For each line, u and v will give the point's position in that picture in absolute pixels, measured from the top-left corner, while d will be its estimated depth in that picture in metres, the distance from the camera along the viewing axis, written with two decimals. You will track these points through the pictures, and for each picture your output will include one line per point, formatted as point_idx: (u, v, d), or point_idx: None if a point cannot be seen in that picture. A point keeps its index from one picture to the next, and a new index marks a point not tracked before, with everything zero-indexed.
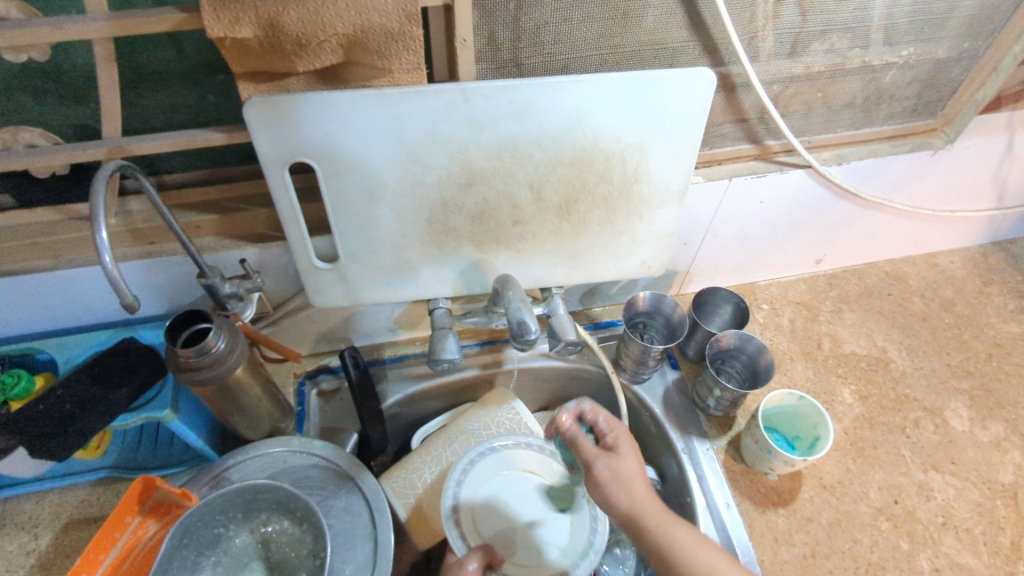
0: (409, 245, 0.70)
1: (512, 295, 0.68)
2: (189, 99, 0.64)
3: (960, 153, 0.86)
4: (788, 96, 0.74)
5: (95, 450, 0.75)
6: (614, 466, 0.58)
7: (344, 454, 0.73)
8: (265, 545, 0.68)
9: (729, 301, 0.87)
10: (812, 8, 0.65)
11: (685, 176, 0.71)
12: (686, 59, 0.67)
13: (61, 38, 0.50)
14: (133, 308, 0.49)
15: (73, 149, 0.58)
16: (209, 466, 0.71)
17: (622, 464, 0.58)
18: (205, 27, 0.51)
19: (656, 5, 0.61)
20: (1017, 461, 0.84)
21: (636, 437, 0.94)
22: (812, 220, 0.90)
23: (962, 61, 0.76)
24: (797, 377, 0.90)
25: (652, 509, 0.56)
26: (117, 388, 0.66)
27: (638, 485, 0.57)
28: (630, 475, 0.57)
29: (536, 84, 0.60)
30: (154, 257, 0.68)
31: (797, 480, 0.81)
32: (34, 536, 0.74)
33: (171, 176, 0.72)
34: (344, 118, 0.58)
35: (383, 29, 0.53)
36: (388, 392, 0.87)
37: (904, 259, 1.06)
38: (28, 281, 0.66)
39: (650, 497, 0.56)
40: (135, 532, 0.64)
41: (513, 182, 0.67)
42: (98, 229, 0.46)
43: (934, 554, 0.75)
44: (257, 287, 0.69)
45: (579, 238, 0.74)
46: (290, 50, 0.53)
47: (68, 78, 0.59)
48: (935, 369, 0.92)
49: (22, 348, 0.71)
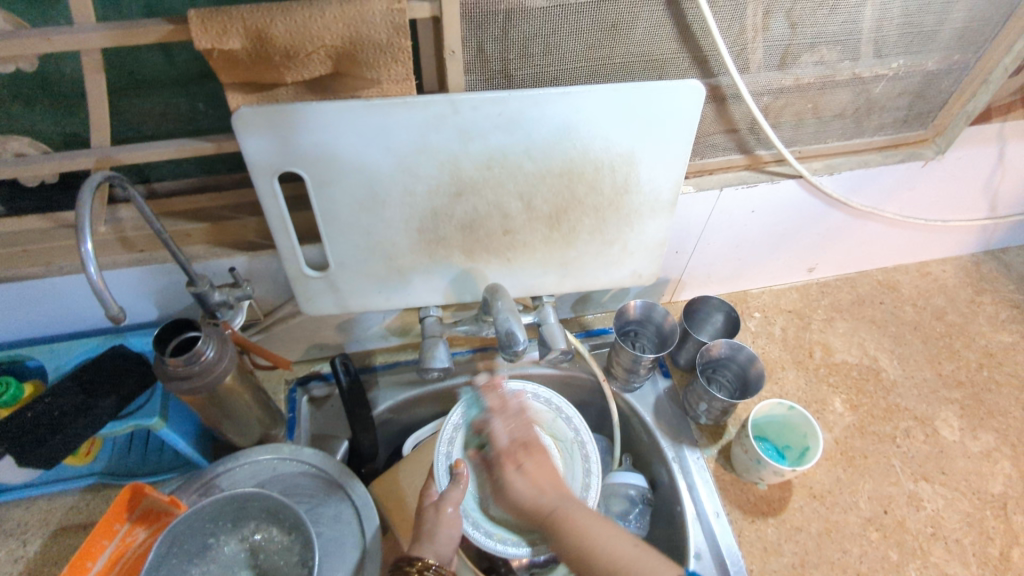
0: (400, 253, 0.70)
1: (501, 304, 0.68)
2: (179, 108, 0.64)
3: (951, 164, 0.86)
4: (778, 107, 0.74)
5: (85, 456, 0.75)
6: (526, 462, 0.65)
7: (334, 461, 0.73)
8: (254, 553, 0.68)
9: (720, 310, 0.87)
10: (800, 20, 0.65)
11: (675, 187, 0.71)
12: (676, 71, 0.67)
13: (49, 49, 0.50)
14: (119, 319, 0.49)
15: (62, 158, 0.58)
16: (198, 473, 0.71)
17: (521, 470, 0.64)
18: (193, 39, 0.51)
19: (646, 17, 0.61)
20: (1007, 471, 0.84)
21: (628, 445, 0.94)
22: (804, 229, 0.90)
23: (952, 73, 0.76)
24: (788, 387, 0.90)
25: (556, 504, 0.60)
26: (105, 396, 0.66)
27: (548, 475, 0.64)
28: (542, 471, 0.64)
29: (525, 95, 0.60)
30: (144, 264, 0.67)
31: (787, 489, 0.81)
32: (23, 542, 0.74)
33: (161, 184, 0.72)
34: (333, 129, 0.58)
35: (371, 41, 0.53)
36: (379, 399, 0.87)
37: (896, 267, 1.06)
38: (18, 288, 0.66)
39: (552, 489, 0.62)
40: (123, 539, 0.64)
41: (503, 192, 0.67)
42: (82, 240, 0.46)
43: (923, 564, 0.75)
44: (247, 295, 0.69)
45: (570, 247, 0.74)
46: (278, 62, 0.53)
47: (57, 86, 0.59)
48: (926, 379, 0.93)
49: (11, 354, 0.71)
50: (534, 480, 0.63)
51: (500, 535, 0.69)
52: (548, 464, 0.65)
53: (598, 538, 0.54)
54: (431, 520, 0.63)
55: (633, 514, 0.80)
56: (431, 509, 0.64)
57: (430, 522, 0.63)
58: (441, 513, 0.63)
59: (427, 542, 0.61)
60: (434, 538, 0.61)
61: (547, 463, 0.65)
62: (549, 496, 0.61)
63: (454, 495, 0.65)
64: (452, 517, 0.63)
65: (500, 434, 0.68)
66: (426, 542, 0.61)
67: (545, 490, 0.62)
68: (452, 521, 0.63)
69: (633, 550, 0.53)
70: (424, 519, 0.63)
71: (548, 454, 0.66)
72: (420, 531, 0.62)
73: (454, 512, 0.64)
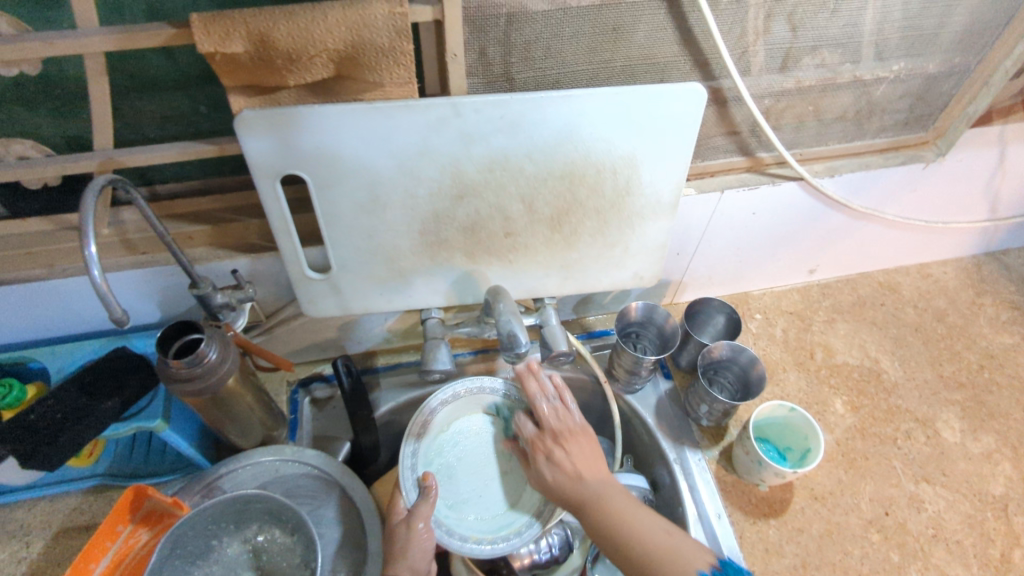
0: (401, 255, 0.70)
1: (503, 306, 0.68)
2: (182, 111, 0.65)
3: (952, 166, 0.86)
4: (780, 110, 0.74)
5: (87, 457, 0.75)
6: (562, 449, 0.67)
7: (336, 463, 0.73)
8: (256, 555, 0.68)
9: (722, 311, 0.87)
10: (802, 23, 0.65)
11: (676, 189, 0.71)
12: (678, 74, 0.67)
13: (52, 52, 0.50)
14: (122, 322, 0.49)
15: (65, 161, 0.58)
16: (201, 475, 0.71)
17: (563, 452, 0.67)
18: (196, 43, 0.51)
19: (648, 21, 0.61)
20: (1009, 473, 0.84)
21: (630, 446, 0.94)
22: (805, 231, 0.90)
23: (953, 75, 0.76)
24: (789, 388, 0.91)
25: (599, 491, 0.63)
26: (108, 399, 0.66)
27: (586, 459, 0.66)
28: (581, 455, 0.67)
29: (527, 98, 0.60)
30: (146, 266, 0.68)
31: (788, 491, 0.81)
32: (25, 544, 0.74)
33: (164, 186, 0.73)
34: (334, 132, 0.58)
35: (373, 44, 0.53)
36: (380, 400, 0.87)
37: (897, 269, 1.06)
38: (22, 290, 0.66)
39: (591, 471, 0.65)
40: (126, 541, 0.64)
41: (504, 194, 0.67)
42: (86, 244, 0.46)
43: (924, 566, 0.76)
44: (248, 298, 0.70)
45: (571, 249, 0.74)
46: (281, 65, 0.53)
47: (60, 90, 0.60)
48: (927, 380, 0.93)
49: (14, 356, 0.71)
50: (574, 463, 0.66)
51: (475, 538, 0.70)
52: (586, 447, 0.67)
53: (641, 524, 0.60)
54: (402, 537, 0.64)
55: None
56: (402, 525, 0.65)
57: (400, 540, 0.64)
58: (413, 528, 0.64)
59: (399, 561, 0.62)
60: (407, 553, 0.63)
61: (586, 444, 0.68)
62: (587, 484, 0.64)
63: (425, 509, 0.66)
64: (423, 533, 0.64)
65: (529, 422, 0.72)
66: (398, 560, 0.62)
67: (582, 477, 0.65)
68: (425, 534, 0.65)
69: (667, 537, 0.60)
70: (395, 537, 0.65)
71: (587, 438, 0.68)
72: (392, 549, 0.64)
73: (426, 525, 0.65)
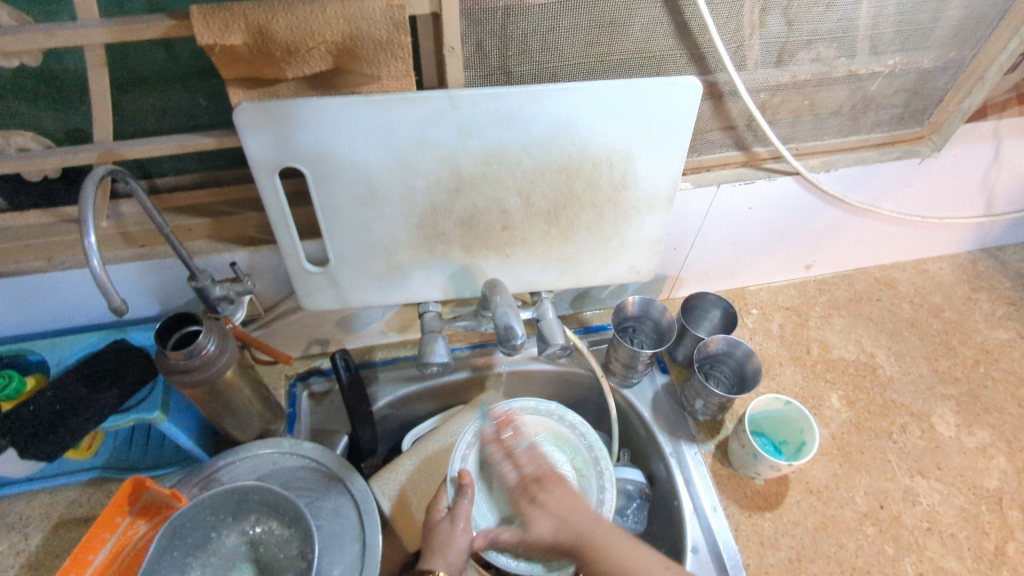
0: (399, 248, 0.71)
1: (499, 299, 0.68)
2: (180, 104, 0.65)
3: (947, 161, 0.87)
4: (775, 104, 0.74)
5: (86, 451, 0.75)
6: (545, 493, 0.66)
7: (335, 456, 0.74)
8: (254, 546, 0.69)
9: (718, 305, 0.88)
10: (797, 17, 0.65)
11: (673, 183, 0.71)
12: (674, 67, 0.68)
13: (52, 44, 0.51)
14: (120, 311, 0.50)
15: (64, 153, 0.58)
16: (199, 467, 0.71)
17: (550, 493, 0.66)
18: (195, 34, 0.51)
19: (643, 15, 0.62)
20: (1003, 466, 0.84)
21: (627, 440, 0.94)
22: (801, 226, 0.91)
23: (948, 70, 0.77)
24: (785, 383, 0.91)
25: (591, 525, 0.62)
26: (107, 390, 0.66)
27: (569, 502, 0.65)
28: (561, 500, 0.65)
29: (522, 91, 0.60)
30: (145, 259, 0.68)
31: (784, 484, 0.82)
32: (25, 535, 0.74)
33: (162, 179, 0.73)
34: (332, 125, 0.59)
35: (371, 37, 0.53)
36: (379, 394, 0.88)
37: (893, 265, 1.07)
38: (21, 282, 0.67)
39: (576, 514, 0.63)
40: (124, 532, 0.65)
41: (502, 187, 0.67)
42: (85, 233, 0.47)
43: (918, 558, 0.76)
44: (248, 290, 0.70)
45: (568, 243, 0.75)
46: (279, 57, 0.54)
47: (61, 82, 0.60)
48: (922, 375, 0.93)
49: (13, 349, 0.72)
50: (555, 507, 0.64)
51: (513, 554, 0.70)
52: (572, 492, 0.66)
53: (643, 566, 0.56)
54: (444, 531, 0.66)
55: (630, 510, 0.81)
56: (446, 521, 0.67)
57: (443, 534, 0.65)
58: (454, 528, 0.66)
59: (438, 554, 0.64)
60: (446, 550, 0.65)
61: (563, 492, 0.66)
62: (576, 521, 0.62)
63: (464, 508, 0.67)
64: (461, 532, 0.66)
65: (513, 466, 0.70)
66: (433, 556, 0.64)
67: (569, 517, 0.63)
68: (463, 534, 0.66)
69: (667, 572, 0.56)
70: (437, 531, 0.66)
71: (570, 483, 0.67)
72: (430, 545, 0.65)
73: (466, 525, 0.67)
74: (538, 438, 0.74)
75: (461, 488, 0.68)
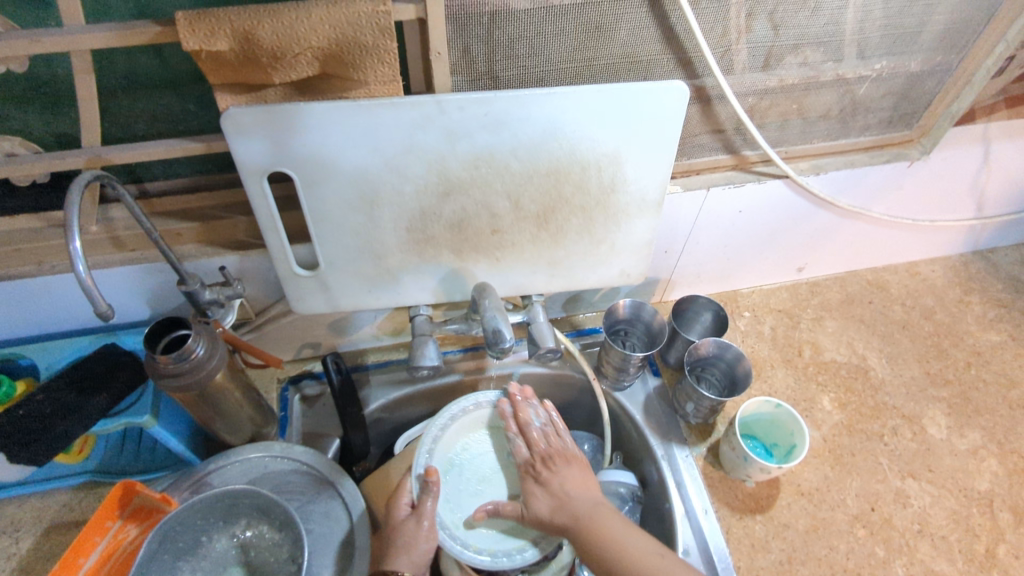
0: (389, 252, 0.71)
1: (488, 303, 0.68)
2: (169, 109, 0.65)
3: (937, 164, 0.87)
4: (764, 108, 0.75)
5: (78, 454, 0.75)
6: (550, 472, 0.70)
7: (326, 459, 0.74)
8: (244, 549, 0.69)
9: (709, 308, 0.88)
10: (783, 22, 0.65)
11: (661, 187, 0.71)
12: (661, 71, 0.68)
13: (38, 50, 0.51)
14: (107, 316, 0.50)
15: (52, 158, 0.59)
16: (190, 471, 0.71)
17: (563, 473, 0.70)
18: (181, 40, 0.51)
19: (629, 19, 0.62)
20: (994, 469, 0.84)
21: (619, 443, 0.94)
22: (792, 229, 0.91)
23: (936, 74, 0.77)
24: (777, 385, 0.91)
25: (590, 508, 0.66)
26: (96, 395, 0.66)
27: (574, 484, 0.69)
28: (572, 481, 0.69)
29: (510, 96, 0.60)
30: (136, 263, 0.68)
31: (775, 487, 0.82)
32: (15, 539, 0.74)
33: (153, 184, 0.73)
34: (319, 130, 0.59)
35: (358, 42, 0.53)
36: (371, 397, 0.88)
37: (886, 267, 1.07)
38: (11, 286, 0.67)
39: (584, 494, 0.67)
40: (115, 536, 0.65)
41: (490, 191, 0.67)
42: (71, 239, 0.47)
43: (909, 561, 0.76)
44: (237, 294, 0.70)
45: (558, 246, 0.75)
46: (266, 63, 0.54)
47: (50, 88, 0.60)
48: (914, 377, 0.93)
49: (4, 353, 0.72)
50: (576, 481, 0.69)
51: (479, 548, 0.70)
52: (576, 471, 0.70)
53: (638, 546, 0.61)
54: (408, 530, 0.66)
55: (621, 512, 0.81)
56: (409, 520, 0.67)
57: (407, 533, 0.66)
58: (419, 528, 0.66)
59: (402, 554, 0.64)
60: (410, 550, 0.65)
61: (577, 472, 0.70)
62: (577, 504, 0.66)
63: (428, 506, 0.67)
64: (426, 531, 0.66)
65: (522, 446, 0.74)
66: (398, 555, 0.64)
67: (574, 499, 0.67)
68: (427, 534, 0.66)
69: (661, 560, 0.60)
70: (401, 530, 0.66)
71: (578, 465, 0.71)
72: (393, 544, 0.65)
73: (429, 524, 0.67)
74: (554, 417, 0.76)
75: (427, 485, 0.68)
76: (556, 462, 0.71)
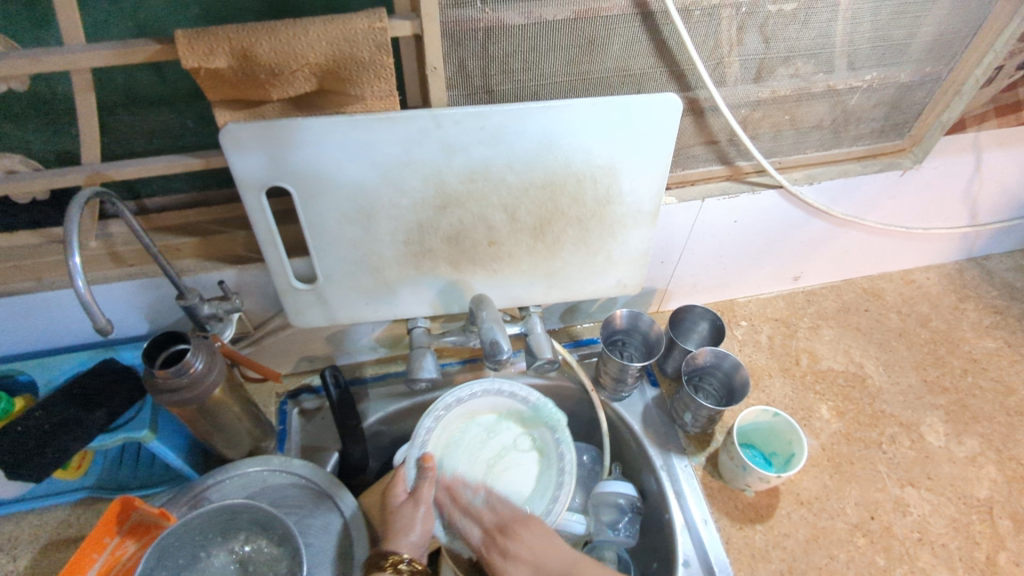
0: (387, 264, 0.71)
1: (486, 314, 0.69)
2: (169, 125, 0.66)
3: (929, 173, 0.88)
4: (756, 119, 0.76)
5: (75, 470, 0.75)
6: (515, 541, 0.68)
7: (325, 473, 0.74)
8: (243, 564, 0.68)
9: (705, 318, 0.89)
10: (774, 35, 0.66)
11: (656, 198, 0.72)
12: (654, 85, 0.69)
13: (39, 69, 0.51)
14: (106, 332, 0.50)
15: (52, 175, 0.59)
16: (189, 486, 0.71)
17: (524, 539, 0.68)
18: (180, 58, 0.52)
19: (622, 33, 0.63)
20: (993, 476, 0.84)
21: (619, 454, 0.94)
22: (787, 239, 0.92)
23: (925, 84, 0.78)
24: (775, 394, 0.91)
25: (567, 566, 0.65)
26: (96, 410, 0.66)
27: (541, 547, 0.67)
28: (538, 542, 0.68)
29: (506, 110, 0.61)
30: (134, 278, 0.68)
31: (774, 496, 0.82)
32: (12, 557, 0.74)
33: (152, 200, 0.74)
34: (317, 145, 0.59)
35: (354, 58, 0.54)
36: (369, 411, 0.88)
37: (881, 275, 1.08)
38: (10, 302, 0.67)
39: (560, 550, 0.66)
40: (113, 552, 0.64)
41: (487, 204, 0.68)
42: (71, 255, 0.47)
43: (910, 569, 0.76)
44: (236, 308, 0.70)
45: (554, 258, 0.75)
46: (264, 79, 0.55)
47: (49, 105, 0.61)
48: (911, 385, 0.94)
49: (3, 369, 0.72)
50: (538, 545, 0.67)
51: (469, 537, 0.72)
52: (542, 534, 0.69)
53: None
54: (407, 515, 0.69)
55: (622, 523, 0.81)
56: (408, 505, 0.70)
57: (405, 517, 0.68)
58: (416, 510, 0.69)
59: (400, 537, 0.66)
60: (407, 533, 0.67)
61: (540, 531, 0.69)
62: (555, 565, 0.65)
63: (425, 492, 0.71)
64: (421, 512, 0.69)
65: (471, 530, 0.72)
66: (398, 536, 0.66)
67: (546, 561, 0.65)
68: (421, 519, 0.69)
69: None
70: (400, 514, 0.69)
71: (538, 524, 0.70)
72: (393, 528, 0.68)
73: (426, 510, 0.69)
74: (490, 492, 0.75)
75: (425, 472, 0.72)
76: (518, 531, 0.69)
